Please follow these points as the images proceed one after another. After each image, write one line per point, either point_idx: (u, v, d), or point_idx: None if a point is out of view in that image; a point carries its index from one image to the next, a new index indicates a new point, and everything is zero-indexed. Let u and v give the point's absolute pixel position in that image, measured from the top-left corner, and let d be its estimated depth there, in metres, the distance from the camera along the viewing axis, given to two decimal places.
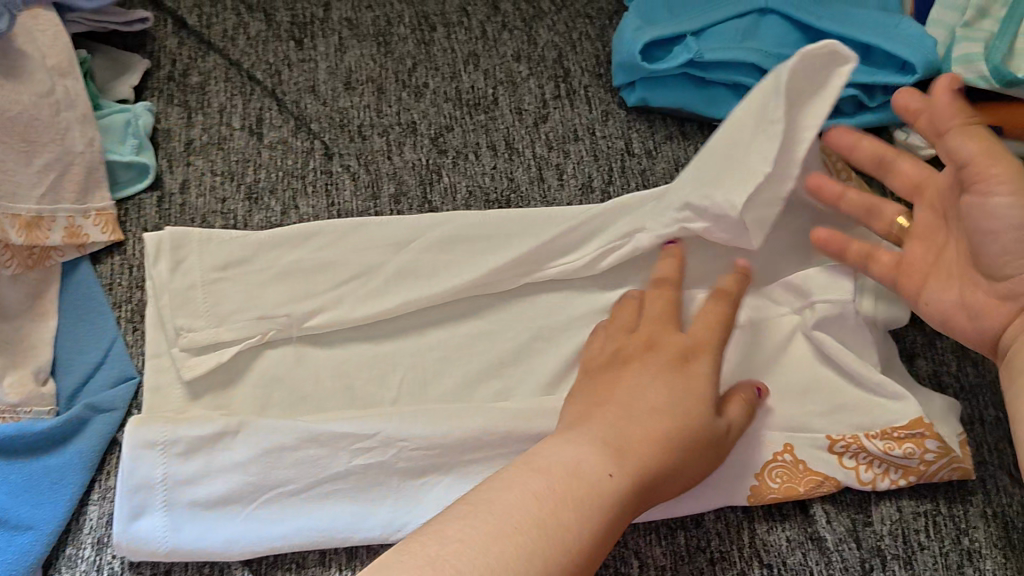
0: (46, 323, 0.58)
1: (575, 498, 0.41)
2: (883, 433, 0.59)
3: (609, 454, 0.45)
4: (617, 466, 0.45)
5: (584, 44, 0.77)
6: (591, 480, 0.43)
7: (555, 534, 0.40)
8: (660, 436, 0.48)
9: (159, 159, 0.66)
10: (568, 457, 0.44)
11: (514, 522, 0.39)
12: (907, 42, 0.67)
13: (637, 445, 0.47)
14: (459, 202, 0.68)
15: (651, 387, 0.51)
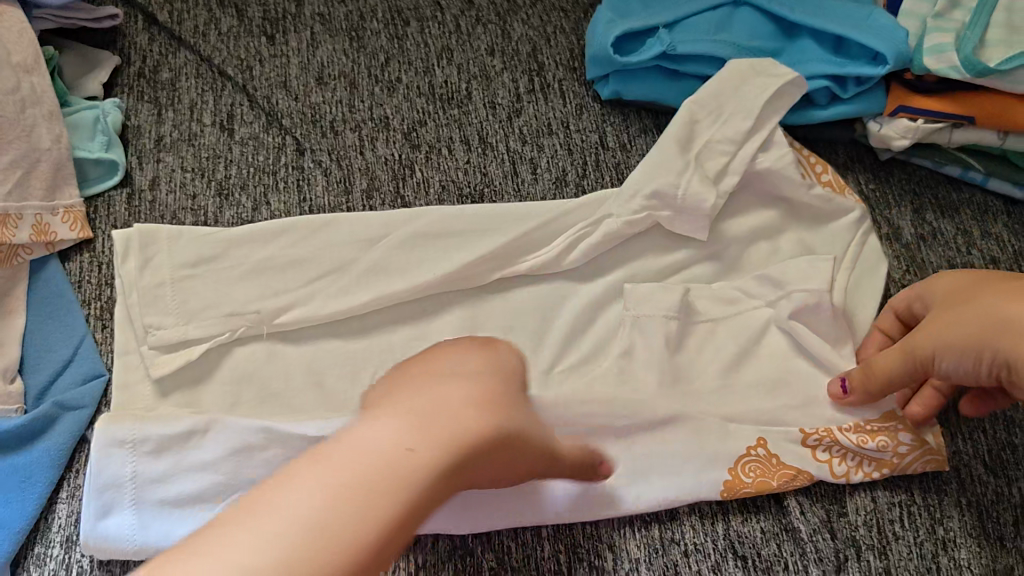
0: (14, 321, 0.58)
1: (379, 479, 0.35)
2: (856, 428, 0.59)
3: (413, 427, 0.38)
4: (425, 440, 0.37)
5: (559, 38, 0.77)
6: (389, 454, 0.36)
7: (346, 524, 0.33)
8: (462, 424, 0.39)
9: (128, 156, 0.66)
10: (374, 438, 0.37)
11: (292, 531, 0.32)
12: (879, 33, 0.67)
13: (442, 416, 0.39)
14: (432, 196, 0.68)
15: (454, 377, 0.42)
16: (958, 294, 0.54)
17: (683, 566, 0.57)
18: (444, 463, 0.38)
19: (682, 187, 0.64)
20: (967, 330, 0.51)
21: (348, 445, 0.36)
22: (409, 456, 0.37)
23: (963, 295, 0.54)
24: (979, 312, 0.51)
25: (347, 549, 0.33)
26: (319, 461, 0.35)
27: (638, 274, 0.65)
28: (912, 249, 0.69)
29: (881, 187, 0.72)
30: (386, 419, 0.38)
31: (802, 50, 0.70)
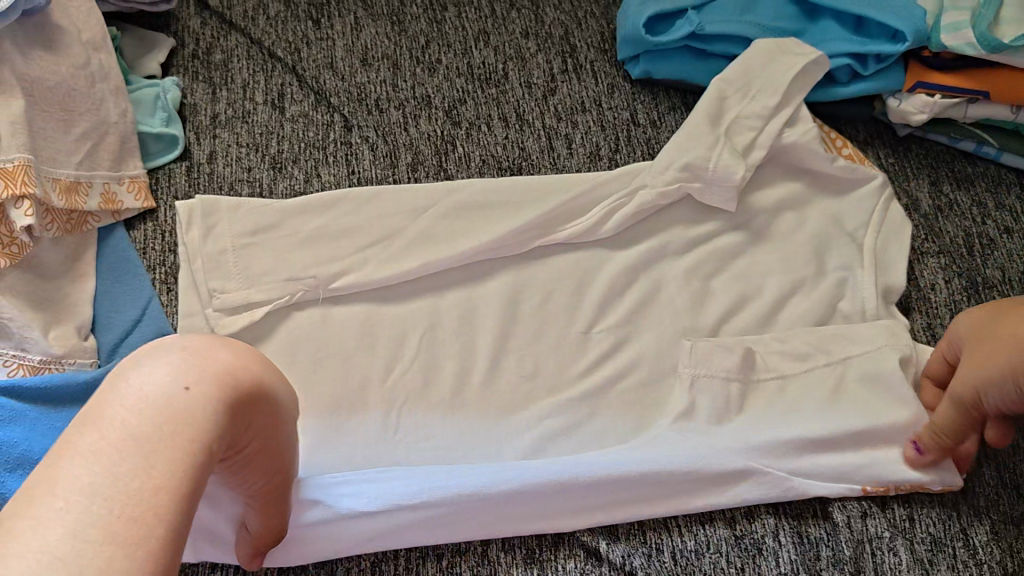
0: (86, 284, 0.61)
1: (177, 419, 0.35)
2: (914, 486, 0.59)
3: (184, 367, 0.37)
4: (197, 376, 0.37)
5: (590, 22, 0.81)
6: (162, 396, 0.35)
7: (157, 463, 0.33)
8: (227, 361, 0.39)
9: (186, 132, 0.69)
10: (147, 384, 0.35)
11: (91, 486, 0.31)
12: (898, 12, 0.70)
13: (211, 356, 0.39)
14: (474, 170, 0.71)
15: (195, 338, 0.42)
16: (980, 334, 0.57)
17: (717, 513, 0.60)
18: (224, 399, 0.37)
19: (713, 161, 0.67)
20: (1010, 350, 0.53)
21: (119, 401, 0.35)
22: (186, 394, 0.36)
23: (987, 332, 0.57)
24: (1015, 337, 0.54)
25: (155, 490, 0.32)
26: (96, 423, 0.34)
27: (671, 241, 0.69)
28: (930, 219, 0.73)
29: (899, 161, 0.75)
30: (154, 364, 0.37)
31: (824, 30, 0.74)
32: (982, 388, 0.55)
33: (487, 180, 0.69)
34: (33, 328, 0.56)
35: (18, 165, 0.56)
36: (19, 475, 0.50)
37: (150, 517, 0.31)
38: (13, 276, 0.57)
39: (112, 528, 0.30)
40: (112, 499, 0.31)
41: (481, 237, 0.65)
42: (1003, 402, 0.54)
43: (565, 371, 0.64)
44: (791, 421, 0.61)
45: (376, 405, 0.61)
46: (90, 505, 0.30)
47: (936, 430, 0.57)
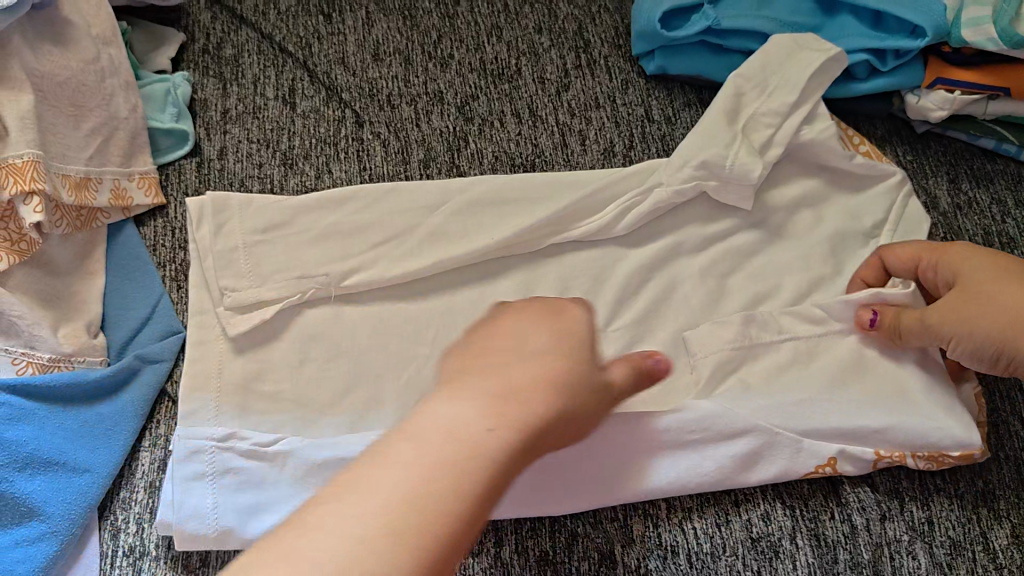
0: (95, 281, 0.61)
1: (462, 457, 0.35)
2: (929, 456, 0.59)
3: (487, 407, 0.38)
4: (498, 418, 0.38)
5: (603, 16, 0.80)
6: (472, 434, 0.37)
7: (445, 498, 0.34)
8: (538, 405, 0.41)
9: (197, 127, 0.68)
10: (451, 420, 0.37)
11: (375, 526, 0.32)
12: (917, 7, 0.69)
13: (524, 397, 0.40)
14: (486, 166, 0.70)
15: (540, 338, 0.44)
16: (970, 283, 0.57)
17: (733, 514, 0.59)
18: (516, 446, 0.38)
19: (730, 159, 0.66)
20: (999, 321, 0.54)
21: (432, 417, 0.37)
22: (487, 436, 0.37)
23: (974, 286, 0.56)
24: (1008, 307, 0.54)
25: (446, 508, 0.34)
26: (409, 438, 0.36)
27: (685, 238, 0.68)
28: (948, 218, 0.72)
29: (917, 158, 0.74)
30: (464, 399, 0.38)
31: (842, 26, 0.72)
32: (958, 340, 0.56)
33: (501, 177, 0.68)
34: (42, 325, 0.56)
35: (28, 161, 0.55)
36: (29, 474, 0.52)
37: (412, 558, 0.32)
38: (23, 274, 0.57)
39: (381, 552, 0.31)
40: (360, 532, 0.32)
41: (496, 234, 0.65)
42: (968, 356, 0.56)
43: None
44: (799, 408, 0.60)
45: (390, 403, 0.60)
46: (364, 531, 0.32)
47: (902, 314, 0.58)
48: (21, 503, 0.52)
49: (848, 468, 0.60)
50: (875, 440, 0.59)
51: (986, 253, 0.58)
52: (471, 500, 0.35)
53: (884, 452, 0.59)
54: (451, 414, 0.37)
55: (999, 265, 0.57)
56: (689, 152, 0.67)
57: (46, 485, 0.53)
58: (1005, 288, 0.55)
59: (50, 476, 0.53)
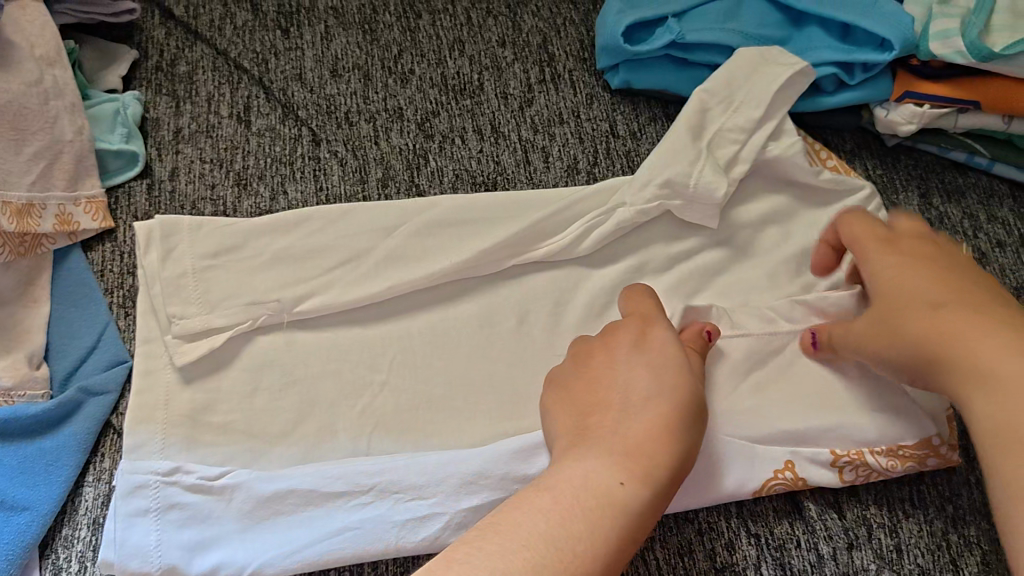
0: (39, 310, 0.59)
1: (593, 503, 0.39)
2: (890, 451, 0.59)
3: (624, 460, 0.42)
4: (628, 470, 0.41)
5: (568, 29, 0.78)
6: (603, 484, 0.40)
7: (585, 534, 0.38)
8: (646, 437, 0.43)
9: (147, 148, 0.67)
10: (590, 477, 0.41)
11: (548, 532, 0.37)
12: (884, 19, 0.67)
13: (645, 447, 0.42)
14: (446, 185, 0.69)
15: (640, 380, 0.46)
16: (889, 307, 0.51)
17: (697, 544, 0.58)
18: (654, 489, 0.41)
19: (694, 177, 0.64)
20: (909, 360, 0.49)
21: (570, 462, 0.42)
22: (622, 489, 0.40)
23: (898, 303, 0.50)
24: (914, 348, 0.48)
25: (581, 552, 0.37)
26: (546, 490, 0.40)
27: (649, 258, 0.66)
28: None
29: (887, 172, 0.73)
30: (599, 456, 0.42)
31: (809, 38, 0.71)
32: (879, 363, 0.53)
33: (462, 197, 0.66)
34: None
35: None
36: None
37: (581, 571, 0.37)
38: None
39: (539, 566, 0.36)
40: (517, 544, 0.36)
41: (454, 256, 0.63)
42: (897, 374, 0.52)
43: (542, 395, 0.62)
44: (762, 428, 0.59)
45: (344, 432, 0.59)
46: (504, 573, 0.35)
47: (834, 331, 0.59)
48: None
49: (809, 473, 0.58)
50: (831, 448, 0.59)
51: (927, 267, 0.51)
52: (625, 534, 0.39)
53: (842, 452, 0.59)
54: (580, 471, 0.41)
55: (945, 283, 0.49)
56: (652, 172, 0.65)
57: None
58: (915, 319, 0.48)
59: None
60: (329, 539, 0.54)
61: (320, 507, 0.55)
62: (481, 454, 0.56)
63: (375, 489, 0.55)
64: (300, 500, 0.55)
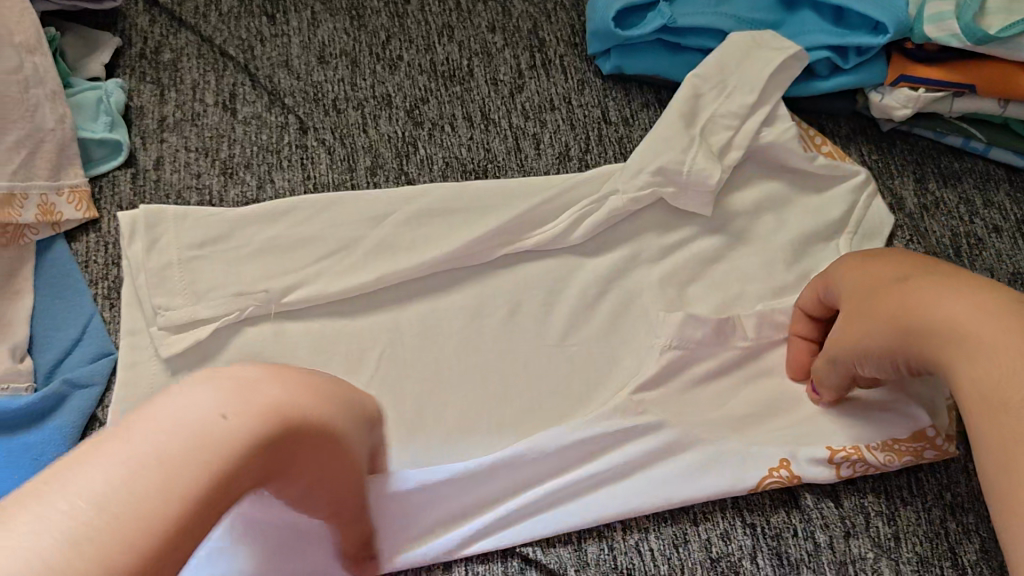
0: (21, 301, 0.57)
1: (199, 445, 0.34)
2: (885, 446, 0.58)
3: (235, 400, 0.38)
4: (238, 408, 0.37)
5: (559, 14, 0.77)
6: (206, 423, 0.35)
7: (166, 487, 0.33)
8: (275, 397, 0.39)
9: (132, 136, 0.66)
10: (192, 408, 0.36)
11: (121, 485, 0.31)
12: (879, 2, 0.66)
13: (260, 420, 0.38)
14: (436, 173, 0.68)
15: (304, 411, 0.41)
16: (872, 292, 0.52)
17: (692, 534, 0.57)
18: (263, 437, 0.37)
19: (687, 164, 0.64)
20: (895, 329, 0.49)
21: (168, 416, 0.35)
22: (221, 423, 0.36)
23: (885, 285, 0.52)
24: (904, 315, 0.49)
25: (180, 509, 0.33)
26: (137, 427, 0.35)
27: (642, 247, 0.66)
28: (915, 219, 0.70)
29: (883, 157, 0.72)
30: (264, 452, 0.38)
31: (802, 22, 0.70)
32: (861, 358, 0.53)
33: (451, 184, 0.65)
34: None
35: None
36: None
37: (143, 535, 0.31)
38: None
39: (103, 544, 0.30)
40: (102, 493, 0.31)
41: (443, 246, 0.62)
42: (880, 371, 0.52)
43: (534, 385, 0.61)
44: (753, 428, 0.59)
45: None
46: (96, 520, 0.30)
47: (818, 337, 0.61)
48: None
49: (806, 472, 0.58)
50: (826, 438, 0.59)
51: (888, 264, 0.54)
52: (206, 487, 0.34)
53: (838, 448, 0.58)
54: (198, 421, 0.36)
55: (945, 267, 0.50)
56: (645, 160, 0.65)
57: None
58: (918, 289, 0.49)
59: None
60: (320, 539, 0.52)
61: None
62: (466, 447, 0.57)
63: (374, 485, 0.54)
64: None
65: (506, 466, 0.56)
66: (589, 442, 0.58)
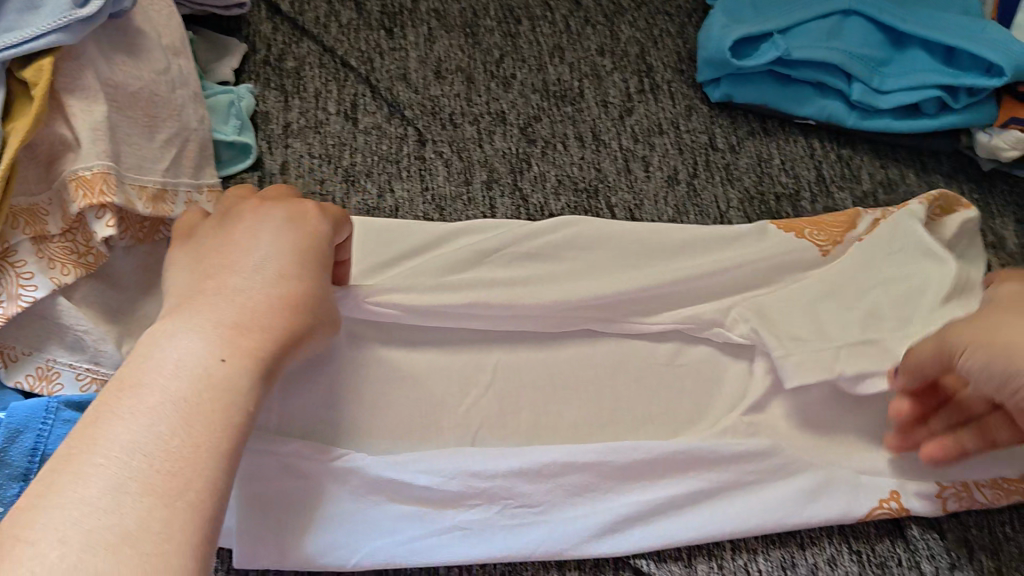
0: (156, 297, 0.59)
1: (201, 388, 0.36)
2: (992, 483, 0.60)
3: (222, 338, 0.39)
4: (233, 348, 0.38)
5: (665, 41, 0.79)
6: (203, 365, 0.37)
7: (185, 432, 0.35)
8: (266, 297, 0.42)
9: (259, 140, 0.68)
10: (177, 350, 0.37)
11: (133, 444, 0.33)
12: (992, 44, 0.68)
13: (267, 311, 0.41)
14: (549, 190, 0.69)
15: (268, 243, 0.45)
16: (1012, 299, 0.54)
17: (800, 557, 0.58)
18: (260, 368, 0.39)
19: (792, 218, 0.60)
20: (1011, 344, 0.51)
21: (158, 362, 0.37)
22: (222, 365, 0.38)
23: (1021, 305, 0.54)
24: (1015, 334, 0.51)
25: (185, 460, 0.34)
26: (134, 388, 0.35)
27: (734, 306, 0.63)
28: (1016, 259, 0.70)
29: (984, 197, 0.73)
30: (187, 330, 0.39)
31: (912, 60, 0.72)
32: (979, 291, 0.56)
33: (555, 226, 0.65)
34: (107, 341, 0.54)
35: (98, 173, 0.53)
36: None
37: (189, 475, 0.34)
38: (89, 287, 0.55)
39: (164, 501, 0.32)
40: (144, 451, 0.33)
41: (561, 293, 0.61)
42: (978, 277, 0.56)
43: (645, 399, 0.62)
44: (863, 457, 0.60)
45: (449, 431, 0.58)
46: (132, 463, 0.33)
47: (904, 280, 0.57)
48: None
49: (913, 504, 0.59)
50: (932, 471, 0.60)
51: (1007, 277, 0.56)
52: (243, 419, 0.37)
53: (946, 483, 0.59)
54: (173, 351, 0.37)
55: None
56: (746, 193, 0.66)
57: None
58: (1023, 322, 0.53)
59: None
60: (442, 537, 0.55)
61: (432, 507, 0.55)
62: (591, 452, 0.57)
63: (486, 492, 0.55)
64: (412, 499, 0.55)
65: (620, 485, 0.57)
66: (704, 459, 0.58)
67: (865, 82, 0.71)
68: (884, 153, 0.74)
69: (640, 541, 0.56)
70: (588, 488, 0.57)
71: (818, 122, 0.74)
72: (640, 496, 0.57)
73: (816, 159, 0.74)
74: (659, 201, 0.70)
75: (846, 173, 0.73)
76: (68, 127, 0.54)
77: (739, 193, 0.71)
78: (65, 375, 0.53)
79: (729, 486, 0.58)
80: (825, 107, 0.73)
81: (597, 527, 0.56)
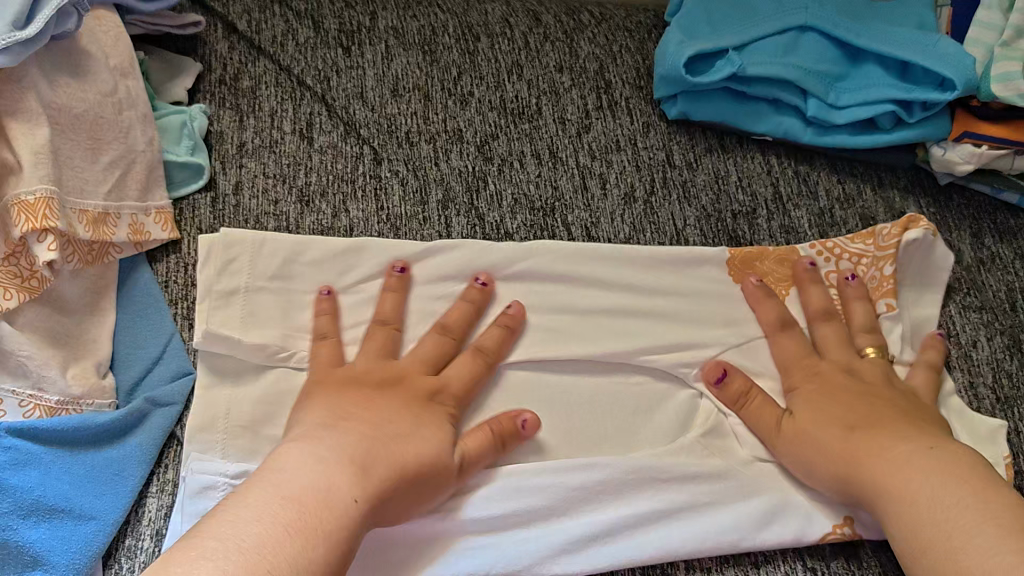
0: (104, 320, 0.58)
1: (310, 505, 0.45)
2: None
3: (352, 476, 0.47)
4: (364, 489, 0.47)
5: (624, 57, 0.80)
6: (336, 494, 0.46)
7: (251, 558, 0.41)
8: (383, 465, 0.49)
9: (212, 160, 0.67)
10: (298, 473, 0.47)
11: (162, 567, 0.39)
12: (943, 59, 0.69)
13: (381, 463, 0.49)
14: (505, 208, 0.69)
15: (392, 411, 0.53)
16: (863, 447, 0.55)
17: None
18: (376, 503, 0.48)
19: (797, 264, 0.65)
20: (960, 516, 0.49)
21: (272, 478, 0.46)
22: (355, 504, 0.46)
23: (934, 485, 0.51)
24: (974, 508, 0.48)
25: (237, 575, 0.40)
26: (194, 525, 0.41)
27: (697, 362, 0.63)
28: (972, 271, 0.70)
29: (941, 211, 0.73)
30: (322, 457, 0.48)
31: (866, 76, 0.72)
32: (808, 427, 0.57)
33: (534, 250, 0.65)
34: (51, 366, 0.53)
35: (40, 198, 0.54)
36: (32, 522, 0.49)
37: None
38: (33, 311, 0.55)
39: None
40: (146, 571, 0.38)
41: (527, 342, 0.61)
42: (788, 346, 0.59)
43: (603, 419, 0.61)
44: None
45: None
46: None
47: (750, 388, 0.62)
48: (25, 552, 0.49)
49: (867, 523, 0.58)
50: None
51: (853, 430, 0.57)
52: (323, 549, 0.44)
53: None
54: (298, 472, 0.47)
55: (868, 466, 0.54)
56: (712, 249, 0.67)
57: (50, 534, 0.49)
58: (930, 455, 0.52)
59: (53, 524, 0.49)
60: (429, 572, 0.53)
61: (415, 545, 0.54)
62: (545, 477, 0.57)
63: (451, 521, 0.55)
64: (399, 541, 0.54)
65: (575, 505, 0.57)
66: (654, 479, 0.58)
67: (820, 97, 0.72)
68: (840, 169, 0.75)
69: (591, 561, 0.55)
70: (542, 513, 0.56)
71: (775, 138, 0.74)
72: (595, 517, 0.57)
73: (774, 174, 0.74)
74: (615, 218, 0.70)
75: (804, 188, 0.73)
76: (9, 151, 0.55)
77: (697, 210, 0.71)
78: (7, 402, 0.52)
79: (685, 505, 0.58)
80: (780, 123, 0.73)
81: (555, 550, 0.55)
